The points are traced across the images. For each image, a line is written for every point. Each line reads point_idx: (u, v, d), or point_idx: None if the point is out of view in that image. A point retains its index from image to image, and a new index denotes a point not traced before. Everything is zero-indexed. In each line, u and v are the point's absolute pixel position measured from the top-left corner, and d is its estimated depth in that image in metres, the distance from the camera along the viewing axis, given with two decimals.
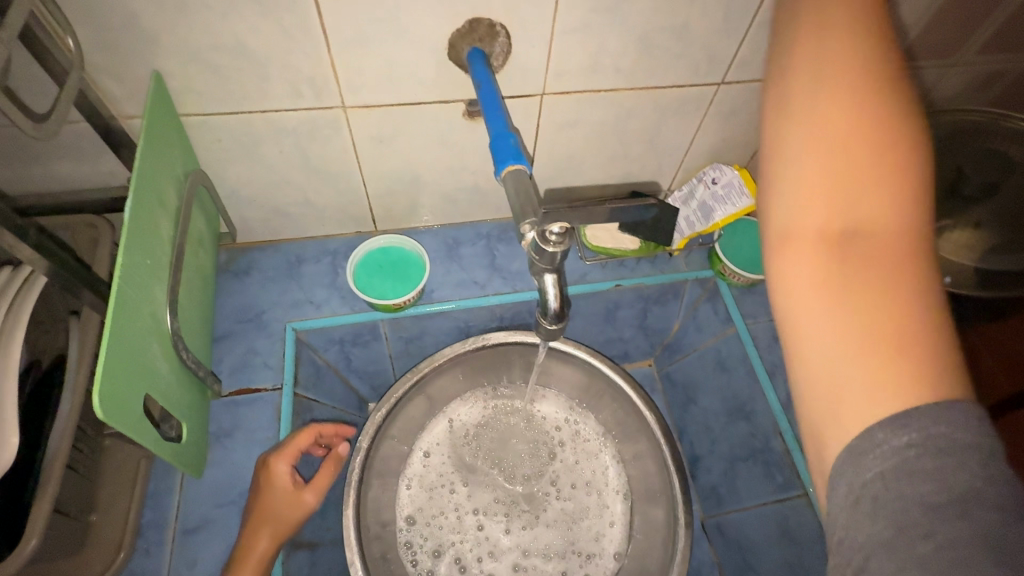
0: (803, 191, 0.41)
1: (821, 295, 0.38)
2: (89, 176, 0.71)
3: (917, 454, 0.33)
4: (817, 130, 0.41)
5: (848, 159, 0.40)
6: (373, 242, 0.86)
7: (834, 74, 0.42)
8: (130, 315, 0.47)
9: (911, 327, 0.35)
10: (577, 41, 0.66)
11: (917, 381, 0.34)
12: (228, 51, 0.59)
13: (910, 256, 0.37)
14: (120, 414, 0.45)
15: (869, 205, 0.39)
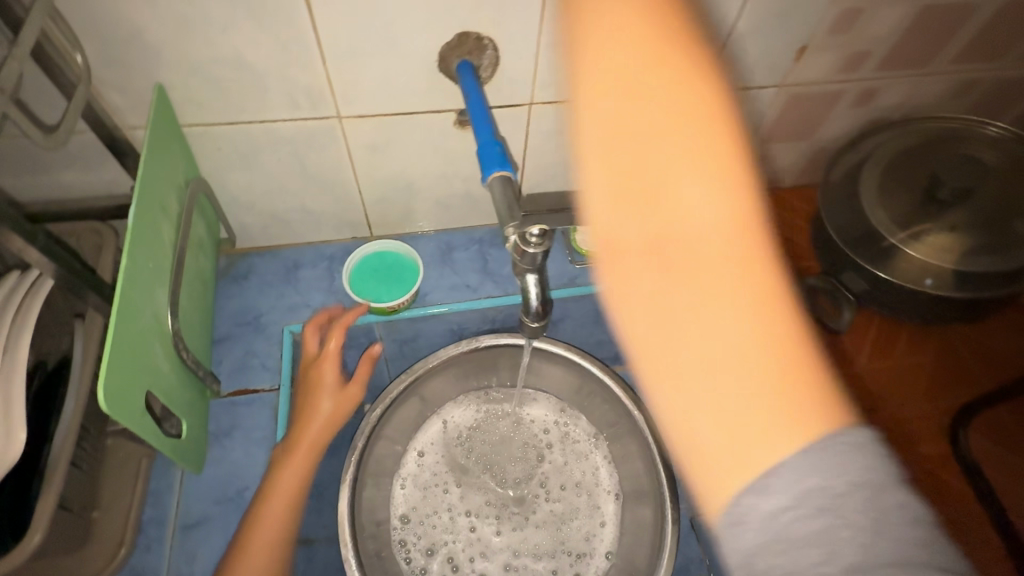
0: (628, 186, 0.32)
1: (662, 323, 0.30)
2: (94, 184, 0.74)
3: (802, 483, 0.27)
4: (619, 114, 0.34)
5: (661, 146, 0.32)
6: (369, 246, 0.88)
7: (613, 46, 0.35)
8: (134, 315, 0.50)
9: (762, 346, 0.29)
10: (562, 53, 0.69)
11: (754, 402, 0.28)
12: (227, 64, 0.62)
13: (738, 235, 0.30)
14: (123, 409, 0.47)
15: (696, 198, 0.31)
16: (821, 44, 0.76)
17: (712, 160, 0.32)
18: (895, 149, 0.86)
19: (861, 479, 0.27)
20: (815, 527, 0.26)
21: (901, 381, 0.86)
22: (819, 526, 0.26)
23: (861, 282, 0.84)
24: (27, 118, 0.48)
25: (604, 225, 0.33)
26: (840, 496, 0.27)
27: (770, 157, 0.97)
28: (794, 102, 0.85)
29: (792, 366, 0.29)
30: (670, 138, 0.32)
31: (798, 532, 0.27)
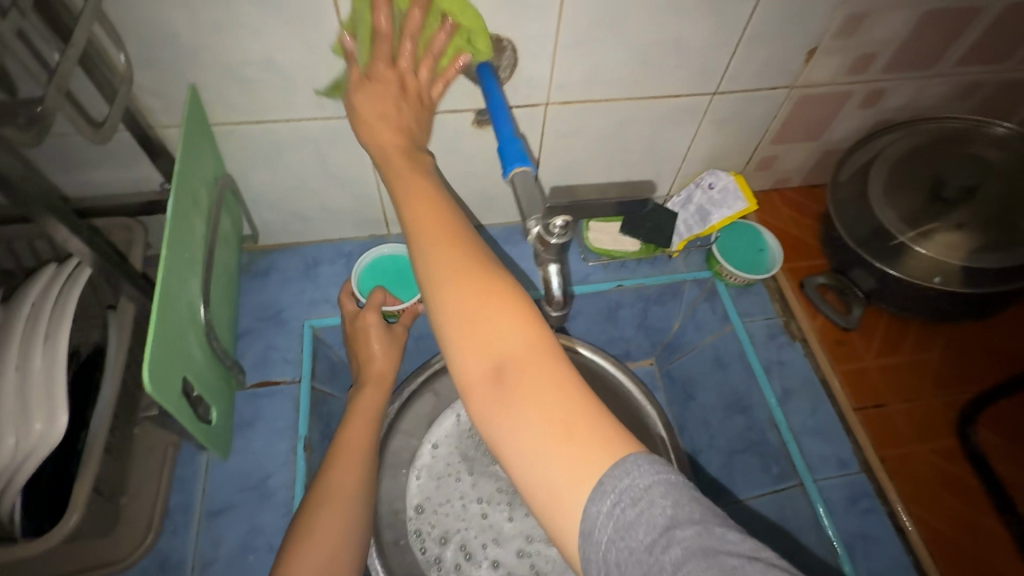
0: (467, 334, 0.48)
1: (505, 421, 0.45)
2: (124, 181, 0.76)
3: (635, 483, 0.39)
4: (449, 285, 0.49)
5: (477, 302, 0.48)
6: (382, 249, 0.91)
7: (433, 240, 0.52)
8: (173, 304, 0.52)
9: (569, 415, 0.43)
10: (578, 55, 0.71)
11: (576, 445, 0.42)
12: (258, 65, 0.65)
13: (533, 342, 0.47)
14: (165, 392, 0.49)
15: (507, 329, 0.47)
16: (831, 46, 0.78)
17: (511, 304, 0.49)
18: (903, 149, 0.87)
19: (659, 477, 0.39)
20: (637, 512, 0.37)
21: (909, 376, 0.87)
22: (637, 509, 0.38)
23: (870, 279, 0.87)
24: (77, 115, 0.51)
25: (458, 366, 0.48)
26: (648, 488, 0.38)
27: (780, 158, 0.99)
28: (803, 103, 0.87)
29: (594, 410, 0.44)
30: (480, 289, 0.49)
31: (628, 515, 0.38)
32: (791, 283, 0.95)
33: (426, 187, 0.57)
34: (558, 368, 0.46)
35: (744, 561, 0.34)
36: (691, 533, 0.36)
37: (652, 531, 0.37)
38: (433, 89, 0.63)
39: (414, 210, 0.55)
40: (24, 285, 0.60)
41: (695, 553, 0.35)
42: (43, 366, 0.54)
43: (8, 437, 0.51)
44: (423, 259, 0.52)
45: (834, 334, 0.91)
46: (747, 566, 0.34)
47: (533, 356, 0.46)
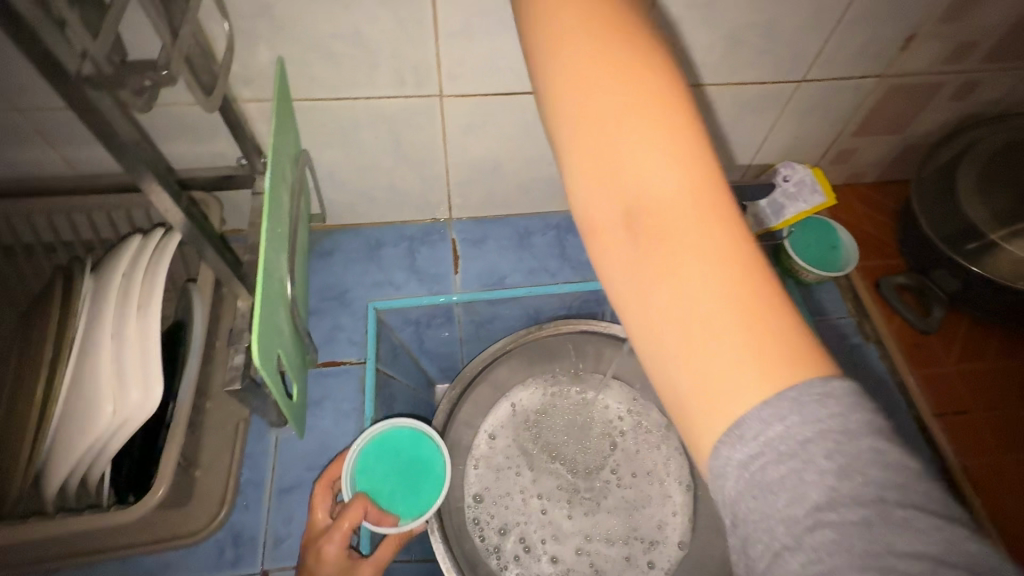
0: (594, 176, 0.34)
1: (632, 292, 0.33)
2: (201, 156, 0.77)
3: (790, 426, 0.27)
4: (581, 113, 0.35)
5: (620, 126, 0.34)
6: (406, 428, 0.71)
7: (566, 37, 0.36)
8: (269, 278, 0.52)
9: (727, 297, 0.30)
10: (668, 36, 0.69)
11: (726, 344, 0.29)
12: (346, 39, 0.64)
13: (691, 192, 0.32)
14: (263, 363, 0.50)
15: (651, 172, 0.33)
16: (930, 33, 0.74)
17: (666, 127, 0.33)
18: (995, 144, 0.83)
19: (824, 426, 0.27)
20: (782, 473, 0.27)
21: (990, 385, 0.84)
22: (784, 472, 0.27)
23: (953, 281, 0.83)
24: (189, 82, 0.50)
25: (583, 209, 0.35)
26: (807, 443, 0.27)
27: (857, 152, 0.95)
28: (891, 93, 0.83)
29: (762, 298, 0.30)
30: (627, 105, 0.34)
31: (768, 478, 0.27)
32: (865, 283, 0.92)
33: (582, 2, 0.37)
34: (721, 234, 0.31)
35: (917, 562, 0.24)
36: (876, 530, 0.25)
37: (799, 511, 0.26)
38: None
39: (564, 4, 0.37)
40: (115, 254, 0.60)
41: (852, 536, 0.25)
42: (137, 336, 0.55)
43: (107, 405, 0.52)
44: (558, 78, 0.36)
45: (912, 337, 0.87)
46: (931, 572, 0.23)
47: (686, 209, 0.32)
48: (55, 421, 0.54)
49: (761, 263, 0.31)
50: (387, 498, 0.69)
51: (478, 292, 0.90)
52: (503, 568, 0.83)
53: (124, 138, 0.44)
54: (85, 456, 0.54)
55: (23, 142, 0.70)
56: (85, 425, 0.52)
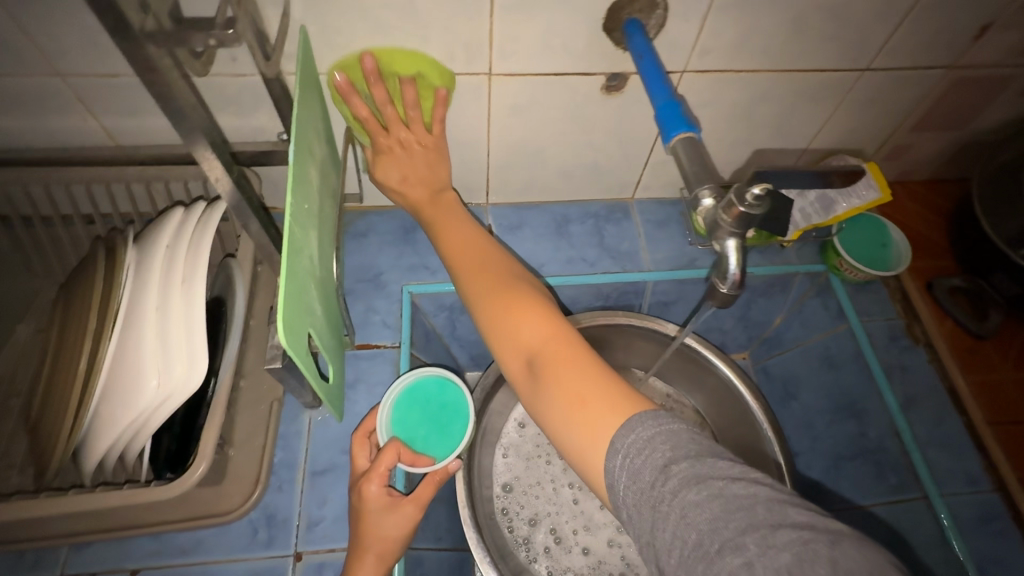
0: (502, 337, 0.59)
1: (538, 400, 0.54)
2: (241, 129, 0.75)
3: (642, 430, 0.46)
4: (487, 303, 0.61)
5: (504, 304, 0.60)
6: (430, 374, 0.74)
7: (467, 261, 0.67)
8: (297, 256, 0.50)
9: (585, 382, 0.52)
10: (732, 18, 0.66)
11: (591, 406, 0.50)
12: (398, 10, 0.62)
13: (552, 329, 0.57)
14: (294, 343, 0.48)
15: (531, 327, 0.58)
16: (1007, 22, 0.70)
17: (526, 300, 0.60)
18: None
19: (660, 426, 0.46)
20: (644, 455, 0.44)
21: None
22: (645, 458, 0.44)
23: (1012, 285, 0.80)
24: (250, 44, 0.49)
25: (499, 358, 0.59)
26: (650, 438, 0.45)
27: (912, 147, 0.91)
28: (958, 85, 0.80)
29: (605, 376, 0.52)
30: (508, 293, 0.61)
31: (636, 464, 0.44)
32: (917, 283, 0.89)
33: (472, 238, 0.70)
34: (575, 350, 0.55)
35: (726, 482, 0.41)
36: (696, 475, 0.42)
37: (654, 471, 0.43)
38: (431, 133, 0.73)
39: (466, 240, 0.70)
40: (158, 226, 0.58)
41: (686, 482, 0.41)
42: (182, 311, 0.53)
43: (152, 379, 0.50)
44: (467, 286, 0.65)
45: (966, 342, 0.84)
46: (728, 487, 0.40)
47: (552, 341, 0.56)
48: (96, 396, 0.52)
49: (600, 361, 0.54)
50: (421, 443, 0.71)
51: None
52: (532, 561, 0.80)
53: (182, 102, 0.42)
54: (126, 431, 0.52)
55: (64, 110, 0.69)
56: (130, 399, 0.51)
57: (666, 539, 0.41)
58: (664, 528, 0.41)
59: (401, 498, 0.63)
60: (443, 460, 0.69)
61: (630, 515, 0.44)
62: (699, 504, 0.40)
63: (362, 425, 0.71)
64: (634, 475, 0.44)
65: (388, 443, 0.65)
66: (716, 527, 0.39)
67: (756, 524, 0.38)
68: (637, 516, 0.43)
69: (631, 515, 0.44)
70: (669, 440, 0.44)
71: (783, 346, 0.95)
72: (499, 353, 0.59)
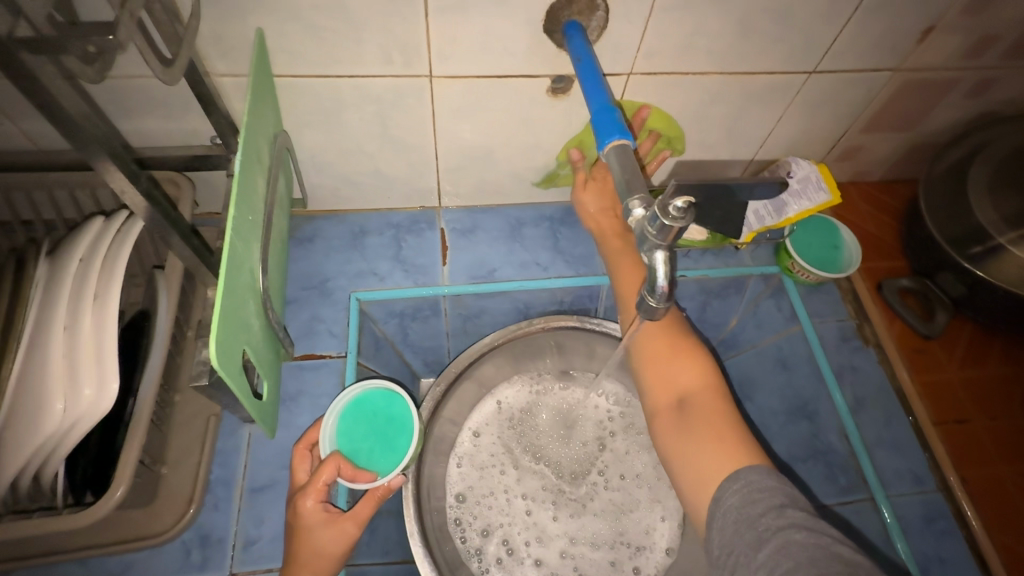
0: (654, 375, 0.62)
1: (676, 432, 0.57)
2: (173, 133, 0.72)
3: (758, 487, 0.48)
4: (647, 339, 0.64)
5: (664, 346, 0.62)
6: (380, 385, 0.72)
7: (630, 295, 0.69)
8: (238, 270, 0.47)
9: (722, 430, 0.54)
10: (675, 20, 0.64)
11: (725, 451, 0.53)
12: (329, 11, 0.59)
13: (703, 379, 0.59)
14: (226, 364, 0.44)
15: (683, 371, 0.60)
16: (950, 25, 0.71)
17: (684, 346, 0.62)
18: (1008, 147, 0.79)
19: (785, 486, 0.48)
20: (759, 495, 0.47)
21: (995, 393, 0.81)
22: (764, 496, 0.47)
23: (957, 285, 0.80)
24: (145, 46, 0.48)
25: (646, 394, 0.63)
26: (774, 492, 0.47)
27: (864, 149, 0.92)
28: (905, 88, 0.80)
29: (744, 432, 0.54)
30: (667, 333, 0.63)
31: (749, 502, 0.48)
32: (867, 285, 0.89)
33: (632, 273, 0.71)
34: (720, 403, 0.57)
35: (829, 538, 0.43)
36: (806, 524, 0.44)
37: (769, 509, 0.46)
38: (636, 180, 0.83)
39: (630, 275, 0.70)
40: (72, 238, 0.55)
41: (795, 526, 0.44)
42: (93, 330, 0.51)
43: (57, 403, 0.48)
44: (628, 320, 0.67)
45: (914, 342, 0.85)
46: (836, 545, 0.43)
47: (702, 390, 0.59)
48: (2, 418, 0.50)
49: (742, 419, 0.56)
50: (365, 457, 0.69)
51: (466, 284, 0.86)
52: (484, 572, 0.80)
53: (71, 111, 0.39)
54: (35, 456, 0.50)
55: None
56: (33, 423, 0.48)
57: (754, 557, 0.44)
58: (759, 552, 0.44)
59: (339, 515, 0.62)
60: (386, 476, 0.67)
61: (722, 527, 0.49)
62: (803, 546, 0.43)
63: (304, 436, 0.69)
64: (740, 507, 0.48)
65: (329, 457, 0.64)
66: (813, 563, 0.41)
67: (850, 573, 0.41)
68: (733, 532, 0.47)
69: (725, 530, 0.48)
70: (787, 496, 0.47)
71: (739, 349, 0.92)
72: (647, 390, 0.62)
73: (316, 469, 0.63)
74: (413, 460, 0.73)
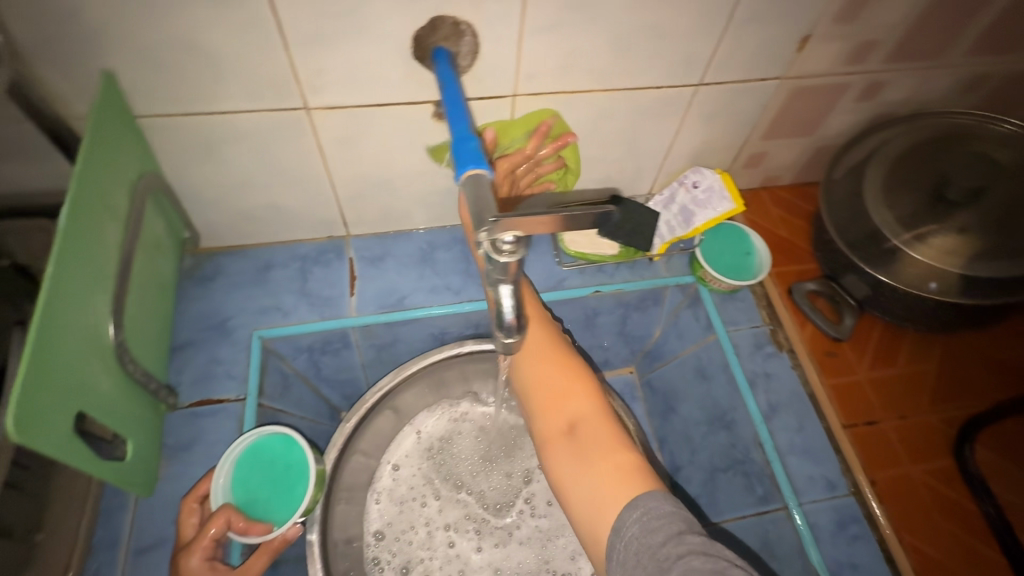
0: (549, 404, 0.64)
1: (573, 462, 0.59)
2: (41, 180, 0.69)
3: (648, 516, 0.49)
4: (542, 366, 0.66)
5: (556, 377, 0.65)
6: (279, 430, 0.70)
7: (518, 320, 0.70)
8: (60, 330, 0.48)
9: (617, 457, 0.57)
10: (548, 40, 0.64)
11: (621, 479, 0.55)
12: (180, 48, 0.57)
13: (593, 408, 0.62)
14: (44, 431, 0.45)
15: (575, 401, 0.63)
16: (825, 33, 0.71)
17: (573, 374, 0.65)
18: (904, 145, 0.81)
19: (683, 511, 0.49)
20: (657, 522, 0.48)
21: (905, 392, 0.81)
22: (661, 520, 0.48)
23: (863, 286, 0.81)
24: None
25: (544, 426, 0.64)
26: (670, 514, 0.49)
27: (770, 155, 0.92)
28: (796, 94, 0.80)
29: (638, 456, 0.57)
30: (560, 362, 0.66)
31: (649, 527, 0.48)
32: (779, 289, 0.89)
33: (522, 300, 0.72)
34: (612, 428, 0.60)
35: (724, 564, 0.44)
36: (702, 548, 0.45)
37: (666, 535, 0.47)
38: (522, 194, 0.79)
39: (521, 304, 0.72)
40: None
41: (693, 552, 0.45)
42: None
43: None
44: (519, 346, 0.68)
45: (825, 345, 0.84)
46: (731, 569, 0.44)
47: (594, 417, 0.62)
48: None
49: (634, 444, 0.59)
50: (262, 506, 0.67)
51: (374, 314, 0.84)
52: None
53: None
54: None
55: None
56: None
57: None
58: None
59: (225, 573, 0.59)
60: (282, 526, 0.66)
61: (623, 559, 0.49)
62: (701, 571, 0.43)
63: (194, 488, 0.66)
64: (644, 531, 0.48)
65: (222, 509, 0.62)
66: None
67: None
68: (634, 562, 0.48)
69: (627, 560, 0.49)
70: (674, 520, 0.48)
71: (665, 359, 0.95)
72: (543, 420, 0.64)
73: (206, 523, 0.62)
74: (314, 502, 0.71)
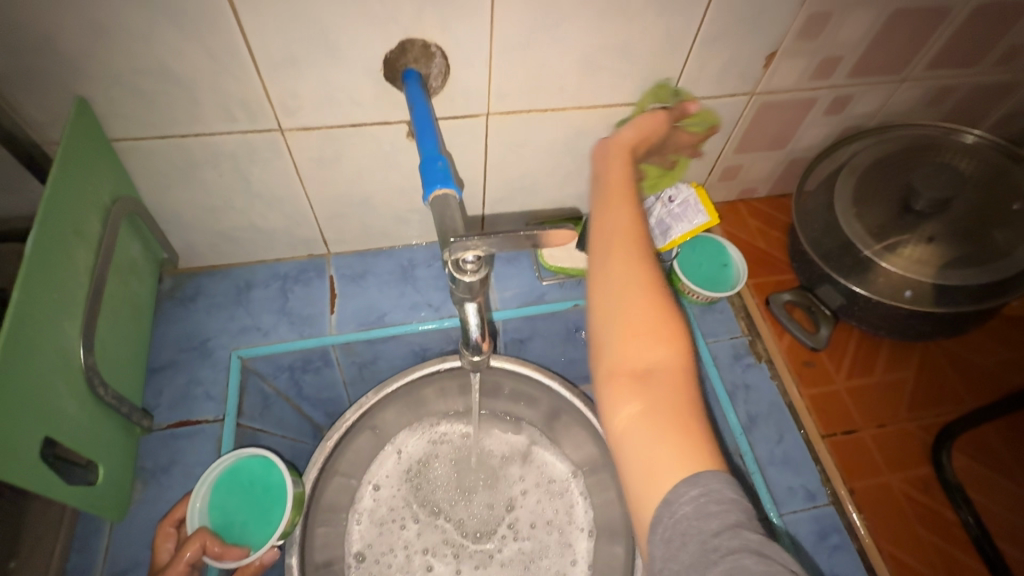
0: (623, 338, 0.49)
1: (632, 412, 0.46)
2: (19, 204, 0.69)
3: (707, 499, 0.41)
4: (633, 295, 0.50)
5: (645, 312, 0.49)
6: (259, 454, 0.69)
7: (615, 234, 0.54)
8: (24, 355, 0.49)
9: (690, 422, 0.45)
10: (518, 60, 0.65)
11: (690, 452, 0.43)
12: (153, 74, 0.58)
13: (678, 360, 0.48)
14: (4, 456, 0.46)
15: (657, 345, 0.48)
16: (790, 50, 0.73)
17: (668, 313, 0.49)
18: (870, 158, 0.82)
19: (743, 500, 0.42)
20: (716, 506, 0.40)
21: (884, 401, 0.82)
22: (723, 504, 0.40)
23: (838, 295, 0.81)
24: None
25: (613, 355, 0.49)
26: (733, 499, 0.41)
27: (745, 168, 0.94)
28: (766, 109, 0.82)
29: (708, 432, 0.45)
30: (655, 296, 0.50)
31: (706, 509, 0.40)
32: (756, 300, 0.90)
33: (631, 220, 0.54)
34: (690, 388, 0.47)
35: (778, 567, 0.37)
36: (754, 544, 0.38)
37: (719, 522, 0.40)
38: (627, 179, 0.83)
39: (631, 231, 0.54)
40: None
41: (748, 550, 0.38)
42: None
43: None
44: (612, 269, 0.52)
45: (803, 355, 0.85)
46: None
47: (678, 370, 0.47)
48: None
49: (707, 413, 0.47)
50: (238, 529, 0.67)
51: (354, 333, 0.84)
52: None
53: None
54: None
55: None
56: None
57: None
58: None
59: None
60: (258, 550, 0.66)
61: (667, 537, 0.41)
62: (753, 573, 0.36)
63: (172, 510, 0.66)
64: (697, 512, 0.41)
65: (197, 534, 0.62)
66: None
67: None
68: (678, 544, 0.40)
69: (670, 538, 0.41)
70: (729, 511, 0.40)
71: None
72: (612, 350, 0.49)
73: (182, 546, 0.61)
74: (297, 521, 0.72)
